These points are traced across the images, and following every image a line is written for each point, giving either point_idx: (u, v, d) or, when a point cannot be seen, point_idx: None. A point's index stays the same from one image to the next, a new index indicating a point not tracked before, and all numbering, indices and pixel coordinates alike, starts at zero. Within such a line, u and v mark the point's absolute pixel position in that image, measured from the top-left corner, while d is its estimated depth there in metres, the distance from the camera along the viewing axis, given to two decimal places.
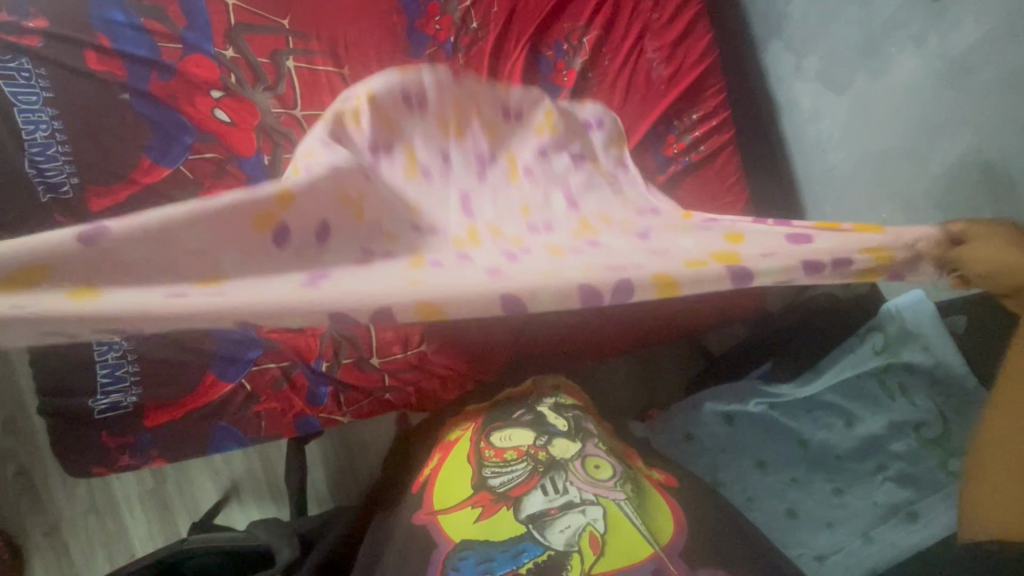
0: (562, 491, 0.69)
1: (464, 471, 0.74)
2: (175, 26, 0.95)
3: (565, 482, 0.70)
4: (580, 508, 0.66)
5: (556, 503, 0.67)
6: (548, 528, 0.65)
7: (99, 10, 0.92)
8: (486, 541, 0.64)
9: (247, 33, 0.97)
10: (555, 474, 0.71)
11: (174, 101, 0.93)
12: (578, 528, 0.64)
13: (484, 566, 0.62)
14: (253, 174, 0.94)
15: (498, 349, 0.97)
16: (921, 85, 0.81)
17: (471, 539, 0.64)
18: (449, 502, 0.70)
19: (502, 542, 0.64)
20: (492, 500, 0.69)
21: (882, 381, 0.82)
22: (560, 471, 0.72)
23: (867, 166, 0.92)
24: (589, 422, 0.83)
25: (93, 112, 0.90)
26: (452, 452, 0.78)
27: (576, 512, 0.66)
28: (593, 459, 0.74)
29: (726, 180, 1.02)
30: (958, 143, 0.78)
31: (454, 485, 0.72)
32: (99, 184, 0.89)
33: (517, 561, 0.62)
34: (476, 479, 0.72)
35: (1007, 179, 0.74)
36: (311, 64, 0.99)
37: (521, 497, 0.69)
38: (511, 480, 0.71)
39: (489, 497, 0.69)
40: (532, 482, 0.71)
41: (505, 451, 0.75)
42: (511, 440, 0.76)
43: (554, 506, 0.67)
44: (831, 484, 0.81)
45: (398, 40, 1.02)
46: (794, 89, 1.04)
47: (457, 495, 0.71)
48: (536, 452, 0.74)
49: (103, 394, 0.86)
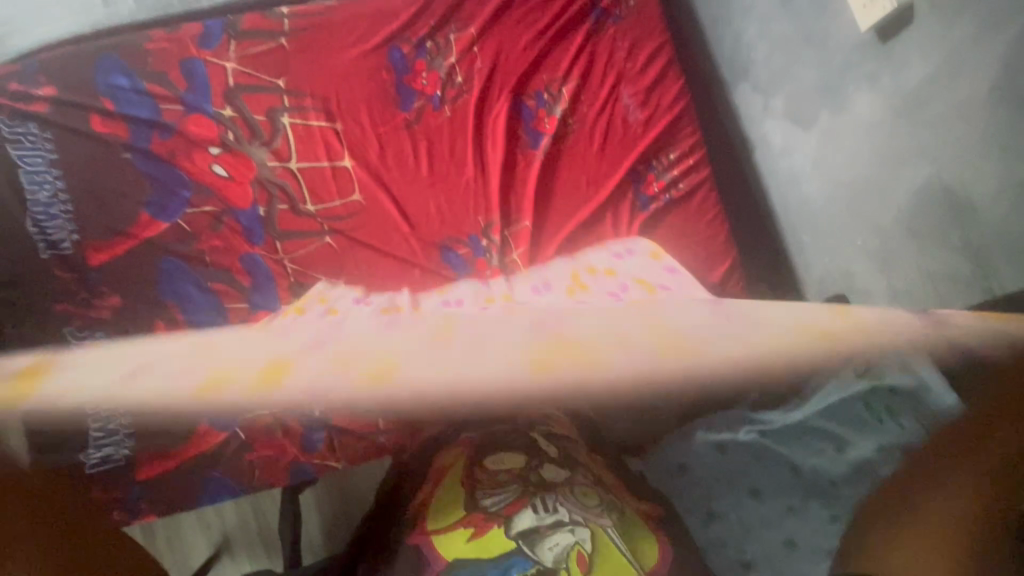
0: (552, 509, 0.60)
1: (456, 488, 0.64)
2: (176, 88, 1.01)
3: (557, 500, 0.61)
4: (571, 527, 0.58)
5: (547, 520, 0.59)
6: (538, 543, 0.57)
7: (104, 75, 0.98)
8: (476, 558, 0.57)
9: (243, 93, 1.02)
10: (547, 493, 0.62)
11: (173, 159, 0.99)
12: (567, 546, 0.57)
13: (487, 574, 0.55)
14: (249, 226, 1.00)
15: None
16: (881, 119, 0.83)
17: (465, 556, 0.57)
18: (442, 518, 0.61)
19: (495, 558, 0.56)
20: (483, 520, 0.60)
21: (868, 405, 0.76)
22: (552, 491, 0.63)
23: (838, 197, 0.92)
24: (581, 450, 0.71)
25: (96, 173, 0.96)
26: (441, 496, 0.64)
27: (567, 530, 0.58)
28: (583, 487, 0.64)
29: (704, 216, 1.05)
30: (918, 174, 0.79)
31: (450, 499, 0.63)
32: (101, 240, 0.96)
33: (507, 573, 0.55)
34: (469, 501, 0.62)
35: (966, 203, 0.73)
36: (305, 119, 1.04)
37: (513, 515, 0.60)
38: (503, 500, 0.62)
39: (482, 516, 0.61)
40: (522, 503, 0.61)
41: (497, 473, 0.65)
42: (501, 462, 0.66)
43: (544, 524, 0.59)
44: (828, 511, 0.75)
45: (388, 95, 1.06)
46: (764, 127, 1.06)
47: (454, 512, 0.62)
48: (528, 473, 0.65)
49: (96, 448, 0.88)
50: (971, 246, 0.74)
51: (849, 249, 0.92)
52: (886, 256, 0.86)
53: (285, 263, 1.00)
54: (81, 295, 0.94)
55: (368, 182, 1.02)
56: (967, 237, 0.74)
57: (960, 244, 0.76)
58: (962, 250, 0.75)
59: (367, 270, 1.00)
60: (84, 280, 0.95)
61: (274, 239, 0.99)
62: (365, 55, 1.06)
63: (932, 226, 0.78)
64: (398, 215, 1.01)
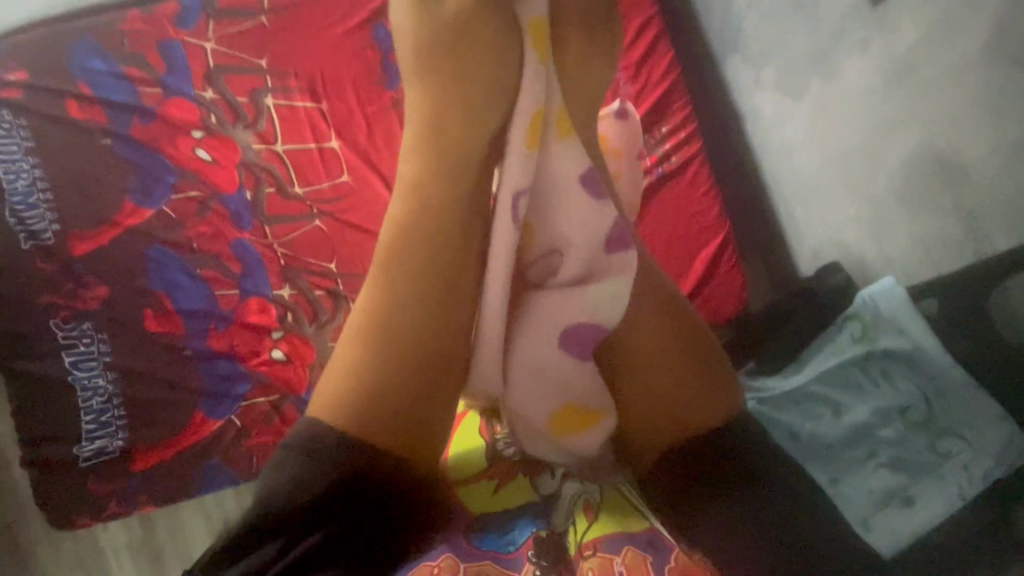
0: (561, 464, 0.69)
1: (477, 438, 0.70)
2: (155, 72, 0.98)
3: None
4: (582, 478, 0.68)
5: (559, 476, 0.68)
6: (555, 505, 0.67)
7: (80, 60, 0.96)
8: (503, 509, 0.67)
9: (225, 74, 1.00)
10: None
11: (156, 145, 0.96)
12: (578, 497, 0.67)
13: (508, 539, 0.66)
14: (237, 211, 0.97)
15: None
16: (872, 87, 0.82)
17: (491, 507, 0.67)
18: (464, 469, 0.68)
19: (516, 508, 0.67)
20: (508, 471, 0.69)
21: (864, 369, 0.77)
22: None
23: (830, 167, 0.92)
24: None
25: (75, 160, 0.94)
26: (458, 432, 0.71)
27: (577, 481, 0.68)
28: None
29: (698, 189, 1.04)
30: (908, 140, 0.79)
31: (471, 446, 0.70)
32: (82, 229, 0.93)
33: (534, 526, 0.66)
34: (491, 452, 0.69)
35: (958, 167, 0.73)
36: (289, 101, 1.01)
37: (535, 473, 0.69)
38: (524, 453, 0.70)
39: (506, 466, 0.69)
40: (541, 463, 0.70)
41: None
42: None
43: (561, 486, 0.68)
44: (826, 475, 0.75)
45: (373, 74, 1.03)
46: (755, 99, 1.05)
47: (476, 463, 0.69)
48: None
49: (89, 440, 0.90)
50: (963, 209, 0.74)
51: (844, 218, 0.92)
52: (877, 224, 0.86)
53: (275, 247, 0.96)
54: (66, 286, 0.92)
55: (356, 163, 0.99)
56: (960, 202, 0.74)
57: (952, 208, 0.75)
58: (953, 213, 0.75)
59: (357, 254, 0.97)
60: (68, 270, 0.93)
61: (262, 223, 0.97)
62: (348, 33, 1.04)
63: (924, 192, 0.78)
64: (388, 197, 0.99)
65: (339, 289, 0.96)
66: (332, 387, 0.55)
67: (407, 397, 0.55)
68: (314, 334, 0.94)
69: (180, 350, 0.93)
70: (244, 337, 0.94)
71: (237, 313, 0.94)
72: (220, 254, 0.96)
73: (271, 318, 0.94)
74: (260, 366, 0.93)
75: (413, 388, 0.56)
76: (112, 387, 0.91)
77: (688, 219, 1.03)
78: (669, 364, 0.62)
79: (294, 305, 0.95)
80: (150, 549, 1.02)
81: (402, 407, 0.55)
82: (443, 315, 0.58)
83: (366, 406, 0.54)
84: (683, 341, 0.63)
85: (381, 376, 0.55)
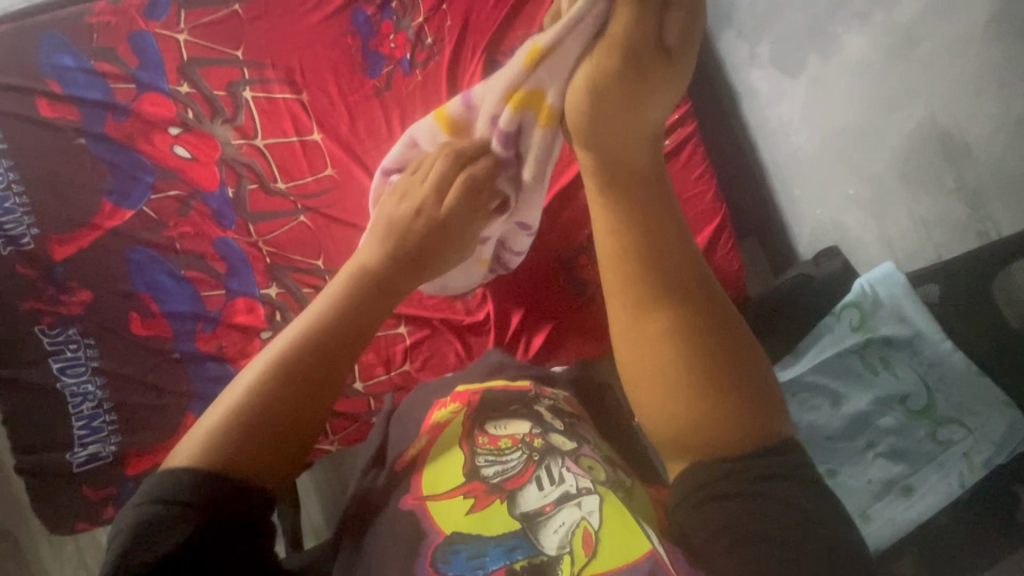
0: (558, 479, 0.52)
1: (454, 454, 0.55)
2: (128, 67, 0.95)
3: (562, 466, 0.53)
4: (578, 499, 0.50)
5: (552, 496, 0.51)
6: (542, 528, 0.50)
7: (48, 56, 0.93)
8: (478, 536, 0.49)
9: (200, 67, 0.96)
10: (552, 459, 0.54)
11: (132, 143, 0.93)
12: (572, 523, 0.49)
13: (478, 562, 0.48)
14: (219, 209, 0.94)
15: (451, 351, 0.95)
16: (871, 63, 0.78)
17: (463, 531, 0.50)
18: (436, 485, 0.54)
19: (494, 537, 0.49)
20: (485, 491, 0.52)
21: (863, 358, 0.77)
22: (559, 455, 0.54)
23: (829, 145, 0.89)
24: (588, 430, 0.60)
25: (49, 162, 0.92)
26: (436, 448, 0.57)
27: (573, 505, 0.50)
28: (589, 458, 0.55)
29: (692, 172, 1.01)
30: (911, 117, 0.75)
31: (448, 463, 0.55)
32: (61, 232, 0.91)
33: (510, 557, 0.48)
34: (468, 465, 0.54)
35: (961, 144, 0.70)
36: (268, 93, 0.97)
37: (517, 491, 0.52)
38: (507, 470, 0.54)
39: (483, 487, 0.53)
40: (527, 474, 0.53)
41: (499, 438, 0.56)
42: (504, 426, 0.57)
43: (549, 502, 0.51)
44: (824, 466, 0.74)
45: (354, 62, 1.00)
46: (751, 76, 1.01)
47: (450, 479, 0.54)
48: (532, 439, 0.55)
49: (82, 446, 0.90)
50: (965, 187, 0.72)
51: (843, 199, 0.89)
52: (877, 204, 0.84)
53: (260, 245, 0.94)
54: (48, 292, 0.90)
55: (340, 155, 0.97)
56: (963, 179, 0.71)
57: (955, 187, 0.73)
58: (956, 192, 0.73)
59: (344, 250, 0.95)
60: (50, 275, 0.91)
61: (246, 220, 0.94)
62: (326, 19, 1.00)
63: (927, 170, 0.75)
64: (374, 190, 0.96)
65: (327, 285, 0.94)
66: (253, 373, 0.52)
67: (318, 392, 0.52)
68: None
69: (169, 353, 0.91)
70: (232, 338, 0.92)
71: (224, 314, 0.93)
72: (204, 254, 0.93)
73: (259, 318, 0.93)
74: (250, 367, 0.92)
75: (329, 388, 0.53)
76: (102, 392, 0.90)
77: (683, 203, 1.00)
78: (677, 377, 0.53)
79: (282, 304, 0.93)
80: None
81: (315, 399, 0.52)
82: (380, 312, 0.60)
83: (277, 397, 0.50)
84: (708, 372, 0.52)
85: (300, 369, 0.52)
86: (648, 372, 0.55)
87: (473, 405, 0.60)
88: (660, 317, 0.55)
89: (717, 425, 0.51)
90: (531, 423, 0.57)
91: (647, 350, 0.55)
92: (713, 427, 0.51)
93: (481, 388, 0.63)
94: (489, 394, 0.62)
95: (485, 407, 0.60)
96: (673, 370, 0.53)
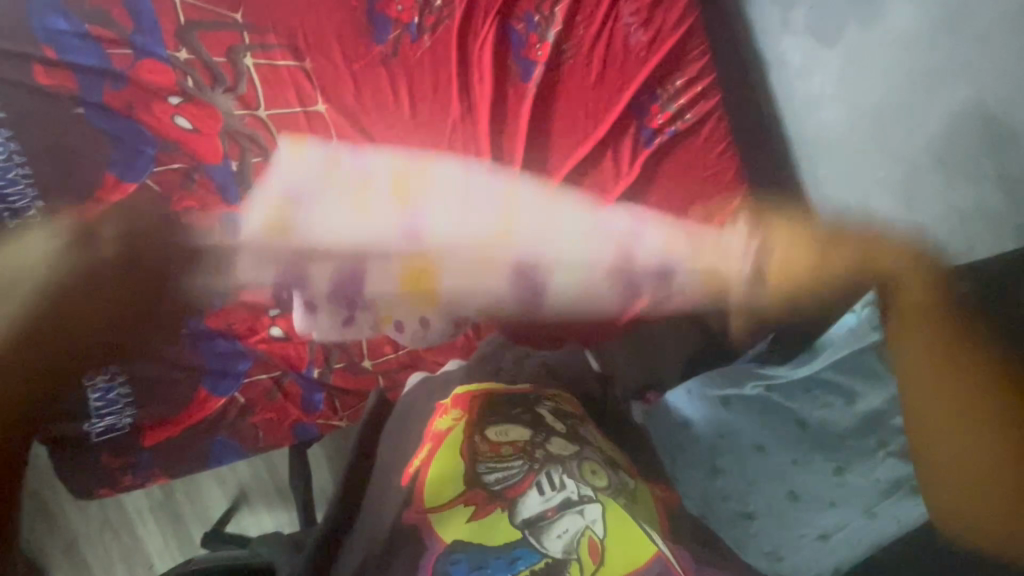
0: (558, 486, 0.54)
1: (455, 463, 0.56)
2: (123, 31, 0.90)
3: (562, 472, 0.56)
4: (581, 507, 0.53)
5: (554, 502, 0.53)
6: (546, 532, 0.51)
7: (41, 19, 0.89)
8: (479, 544, 0.50)
9: (199, 31, 0.92)
10: (553, 466, 0.56)
11: (132, 113, 0.90)
12: (577, 531, 0.51)
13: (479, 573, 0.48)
14: (224, 182, 0.92)
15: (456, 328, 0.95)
16: (917, 37, 0.75)
17: (465, 539, 0.50)
18: (437, 496, 0.53)
19: (497, 547, 0.50)
20: (486, 499, 0.53)
21: (881, 357, 0.72)
22: (559, 462, 0.57)
23: (861, 123, 0.85)
24: (589, 431, 0.63)
25: (49, 133, 0.89)
26: (439, 459, 0.56)
27: (575, 513, 0.52)
28: (592, 462, 0.58)
29: (717, 147, 0.95)
30: (953, 98, 0.73)
31: (448, 474, 0.55)
32: (64, 204, 0.89)
33: (514, 567, 0.48)
34: (470, 472, 0.55)
35: (1008, 131, 0.68)
36: (269, 59, 0.93)
37: (518, 499, 0.54)
38: (508, 478, 0.55)
39: (484, 494, 0.54)
40: (528, 481, 0.55)
41: (501, 445, 0.58)
42: (504, 432, 0.59)
43: (552, 506, 0.53)
44: (832, 463, 0.70)
45: (360, 26, 0.95)
46: (782, 44, 0.94)
47: (452, 487, 0.54)
48: (532, 448, 0.58)
49: (99, 417, 0.89)
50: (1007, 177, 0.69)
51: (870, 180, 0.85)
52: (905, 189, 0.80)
53: (265, 220, 0.93)
54: None
55: (345, 127, 0.93)
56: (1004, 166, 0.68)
57: (994, 175, 0.70)
58: (996, 180, 0.70)
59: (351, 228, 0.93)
60: None
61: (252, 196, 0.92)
62: None
63: (964, 154, 0.72)
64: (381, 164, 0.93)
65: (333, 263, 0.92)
66: None
67: None
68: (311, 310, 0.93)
69: (179, 329, 0.91)
70: (240, 315, 0.92)
71: (232, 290, 0.92)
72: (210, 230, 0.93)
73: (265, 294, 0.92)
74: (258, 344, 0.92)
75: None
76: (115, 364, 0.90)
77: (706, 179, 0.94)
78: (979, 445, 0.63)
79: (289, 282, 0.92)
80: (170, 514, 1.07)
81: None
82: None
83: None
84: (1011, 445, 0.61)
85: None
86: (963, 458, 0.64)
87: (470, 412, 0.60)
88: (938, 384, 0.68)
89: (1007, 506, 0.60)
90: (531, 430, 0.60)
91: (928, 372, 0.68)
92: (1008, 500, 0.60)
93: (481, 391, 0.64)
94: (488, 397, 0.63)
95: (486, 413, 0.61)
96: (940, 381, 0.68)
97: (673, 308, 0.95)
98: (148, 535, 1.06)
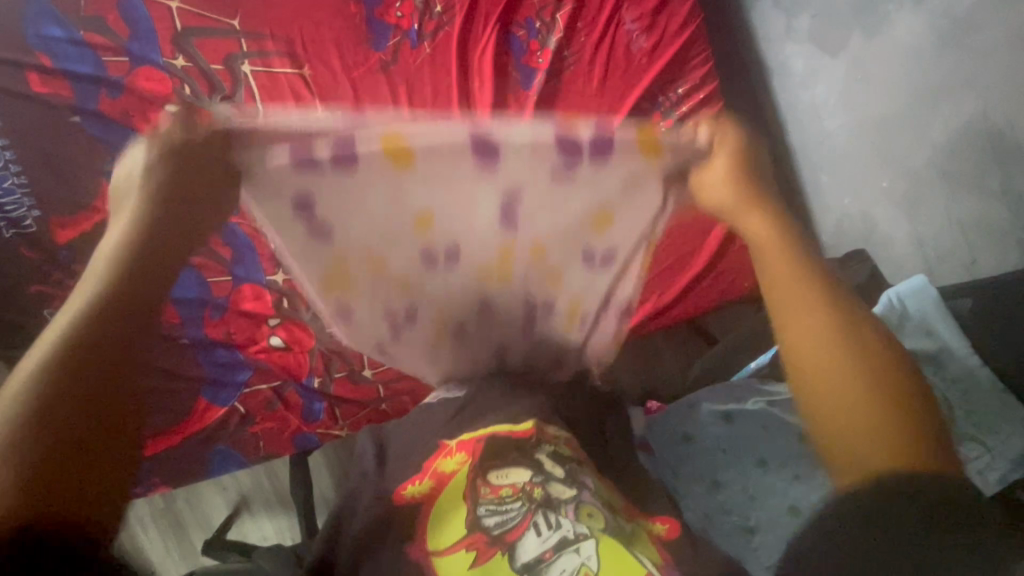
0: (555, 525, 0.56)
1: (458, 506, 0.59)
2: (118, 38, 0.89)
3: (560, 513, 0.56)
4: (576, 544, 0.54)
5: (550, 542, 0.55)
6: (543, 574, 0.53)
7: (35, 27, 0.88)
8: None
9: (195, 38, 0.91)
10: (550, 507, 0.57)
11: (129, 122, 0.89)
12: (572, 570, 0.53)
13: None
14: None
15: None
16: (921, 50, 0.73)
17: None
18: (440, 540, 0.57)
19: None
20: (487, 543, 0.56)
21: None
22: (557, 504, 0.57)
23: (866, 134, 0.85)
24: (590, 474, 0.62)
25: (46, 141, 0.88)
26: (443, 499, 0.59)
27: (571, 550, 0.54)
28: (590, 504, 0.57)
29: None
30: (959, 113, 0.70)
31: (453, 518, 0.58)
32: (63, 213, 0.89)
33: None
34: (470, 517, 0.58)
35: (1016, 146, 0.65)
36: (268, 66, 0.92)
37: (516, 541, 0.55)
38: (507, 521, 0.57)
39: (484, 538, 0.56)
40: (526, 522, 0.56)
41: (501, 487, 0.59)
42: (505, 474, 0.60)
43: (548, 547, 0.54)
44: None
45: (360, 33, 0.94)
46: (785, 51, 0.97)
47: (454, 533, 0.57)
48: (532, 490, 0.58)
49: None
50: (1013, 193, 0.67)
51: (876, 190, 0.85)
52: (913, 198, 0.80)
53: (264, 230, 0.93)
54: (53, 277, 0.88)
55: None
56: (1010, 183, 0.66)
57: (1000, 190, 0.68)
58: (1002, 196, 0.68)
59: None
60: (56, 259, 0.88)
61: None
62: None
63: (968, 168, 0.71)
64: None
65: None
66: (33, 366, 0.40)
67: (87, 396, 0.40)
68: (312, 321, 0.93)
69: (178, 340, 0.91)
70: (240, 325, 0.93)
71: (231, 300, 0.92)
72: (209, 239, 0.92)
73: (266, 304, 0.93)
74: (258, 355, 0.93)
75: (111, 340, 0.42)
76: None
77: None
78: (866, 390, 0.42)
79: (289, 291, 0.93)
80: (172, 520, 1.07)
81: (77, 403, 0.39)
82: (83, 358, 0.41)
83: (34, 405, 0.38)
84: (898, 412, 0.41)
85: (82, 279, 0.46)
86: (830, 380, 0.43)
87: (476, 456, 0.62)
88: (833, 340, 0.45)
89: (872, 450, 0.41)
90: (532, 471, 0.60)
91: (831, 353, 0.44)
92: (876, 450, 0.41)
93: (485, 435, 0.65)
94: (494, 439, 0.64)
95: (489, 454, 0.62)
96: (834, 339, 0.45)
97: (673, 315, 0.96)
98: (149, 542, 1.06)
